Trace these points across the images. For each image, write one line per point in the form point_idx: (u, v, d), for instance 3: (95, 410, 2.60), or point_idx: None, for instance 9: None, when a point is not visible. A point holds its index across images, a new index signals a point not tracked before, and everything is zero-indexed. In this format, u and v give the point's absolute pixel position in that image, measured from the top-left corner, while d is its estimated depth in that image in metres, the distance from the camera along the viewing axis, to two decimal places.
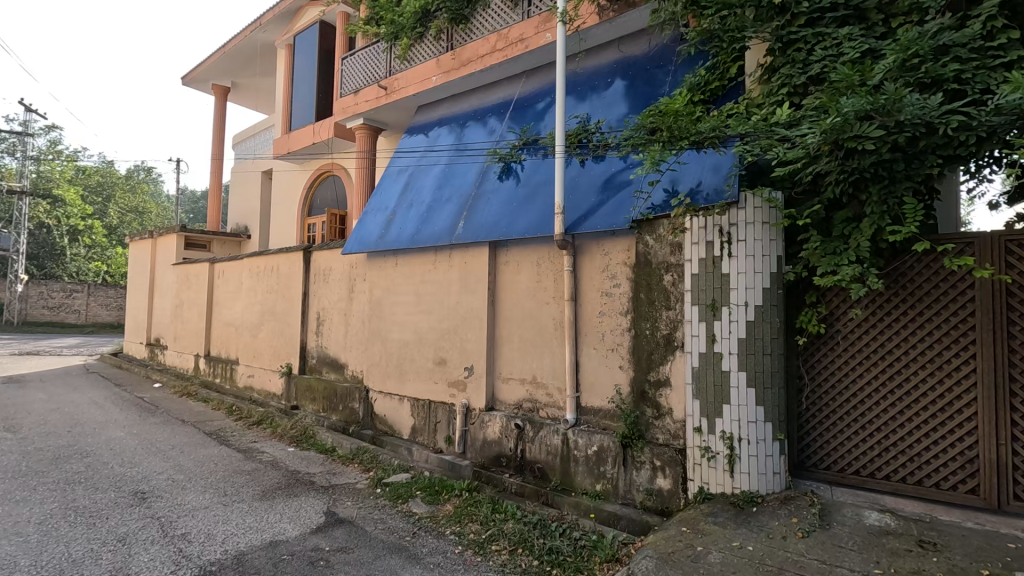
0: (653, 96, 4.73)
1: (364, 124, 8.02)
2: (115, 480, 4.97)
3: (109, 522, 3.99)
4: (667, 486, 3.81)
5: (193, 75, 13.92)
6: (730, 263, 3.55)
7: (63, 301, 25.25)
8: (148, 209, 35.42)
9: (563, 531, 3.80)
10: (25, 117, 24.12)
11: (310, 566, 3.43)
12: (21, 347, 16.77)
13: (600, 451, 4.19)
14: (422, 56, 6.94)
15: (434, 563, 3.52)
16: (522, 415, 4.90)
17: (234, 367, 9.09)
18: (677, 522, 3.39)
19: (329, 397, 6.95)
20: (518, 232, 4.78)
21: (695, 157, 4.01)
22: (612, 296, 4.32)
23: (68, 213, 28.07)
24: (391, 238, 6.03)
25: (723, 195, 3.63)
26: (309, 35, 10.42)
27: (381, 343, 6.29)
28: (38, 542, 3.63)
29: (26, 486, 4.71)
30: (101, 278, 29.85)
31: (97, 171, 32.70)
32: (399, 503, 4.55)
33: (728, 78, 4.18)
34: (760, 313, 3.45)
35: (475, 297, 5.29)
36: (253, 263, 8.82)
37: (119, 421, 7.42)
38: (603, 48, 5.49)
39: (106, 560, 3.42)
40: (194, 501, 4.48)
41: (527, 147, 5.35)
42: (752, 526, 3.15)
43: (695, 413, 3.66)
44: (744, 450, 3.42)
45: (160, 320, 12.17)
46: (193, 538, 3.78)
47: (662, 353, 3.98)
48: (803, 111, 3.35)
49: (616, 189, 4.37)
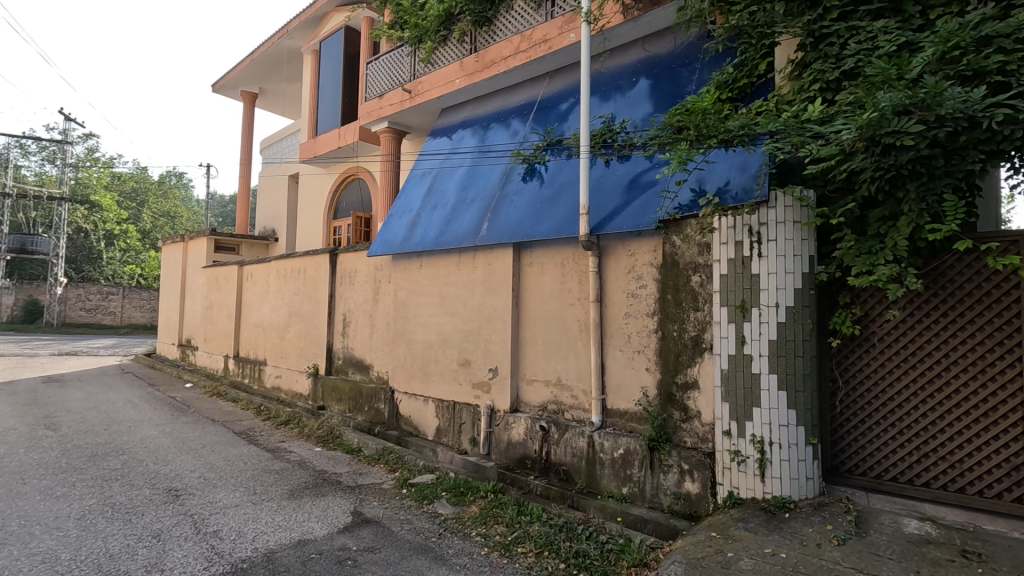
0: (679, 95, 4.67)
1: (389, 127, 8.08)
2: (149, 477, 5.10)
3: (144, 519, 4.10)
4: (695, 491, 3.75)
5: (222, 83, 14.24)
6: (760, 263, 3.49)
7: (100, 302, 26.07)
8: (179, 213, 36.38)
9: (589, 535, 3.77)
10: (64, 126, 25.00)
11: (338, 566, 3.46)
12: (61, 347, 17.57)
13: (627, 454, 4.15)
14: (446, 58, 6.97)
15: (460, 565, 3.52)
16: (547, 416, 4.88)
17: (262, 368, 9.26)
18: (707, 527, 3.32)
19: (355, 398, 7.03)
20: (542, 233, 4.76)
21: (722, 155, 3.94)
22: (638, 297, 4.28)
23: (105, 218, 29.04)
24: (415, 240, 6.08)
25: (753, 194, 3.56)
26: (334, 41, 10.58)
27: (406, 344, 6.34)
28: (78, 537, 3.75)
29: (66, 482, 4.86)
30: (136, 280, 30.72)
31: (132, 177, 33.73)
32: (425, 503, 4.57)
33: (757, 75, 4.10)
34: (791, 313, 3.37)
35: (499, 299, 5.29)
36: (280, 265, 8.97)
37: (152, 420, 7.61)
38: (627, 47, 5.45)
39: (142, 555, 3.50)
40: (225, 499, 4.58)
41: (551, 147, 5.35)
42: (785, 532, 3.07)
43: (725, 416, 3.60)
44: (776, 455, 3.35)
45: (191, 322, 12.45)
46: (225, 535, 3.85)
47: (689, 354, 3.91)
48: (837, 107, 3.25)
49: (641, 189, 4.33)
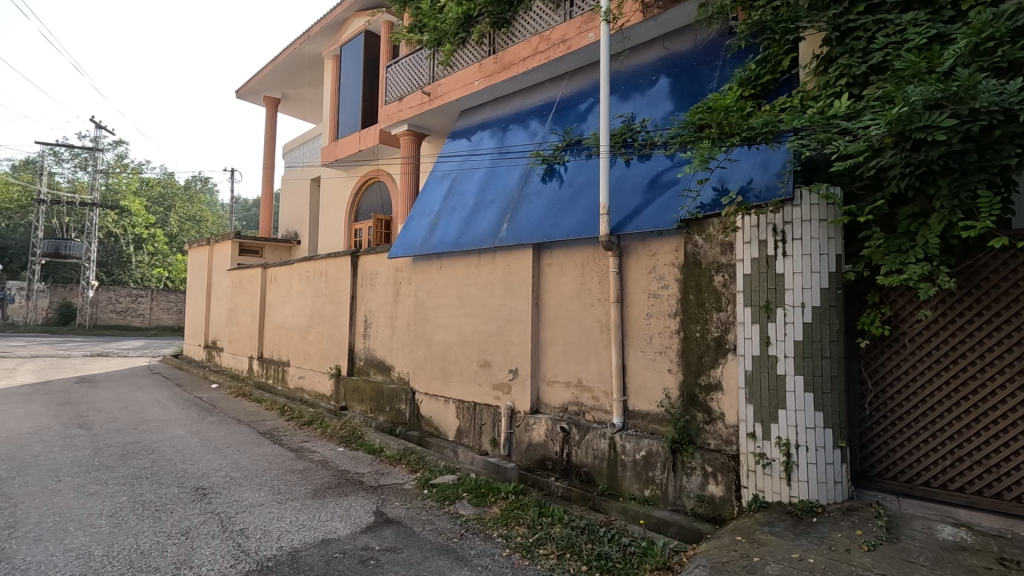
0: (700, 93, 4.62)
1: (409, 130, 8.14)
2: (177, 476, 5.21)
3: (173, 516, 4.19)
4: (718, 493, 3.70)
5: (245, 89, 14.51)
6: (785, 262, 3.43)
7: (129, 305, 26.74)
8: (205, 217, 37.17)
9: (611, 537, 3.74)
10: (95, 133, 25.71)
11: (361, 565, 3.49)
12: (93, 347, 18.48)
13: (649, 456, 4.11)
14: (465, 60, 7.01)
15: (482, 566, 3.52)
16: (568, 417, 4.86)
17: (285, 369, 9.40)
18: (731, 531, 3.27)
19: (377, 398, 7.09)
20: (562, 233, 4.75)
21: (746, 153, 3.88)
22: (660, 297, 4.24)
23: (134, 222, 29.85)
24: (434, 242, 6.11)
25: (777, 192, 3.51)
26: (355, 45, 10.70)
27: (426, 345, 6.37)
28: (110, 534, 3.84)
29: (98, 480, 4.99)
30: (163, 282, 31.45)
31: (160, 183, 34.57)
32: (446, 504, 4.59)
33: (780, 71, 4.03)
34: (817, 314, 3.30)
35: (519, 300, 5.29)
36: (303, 267, 9.09)
37: (179, 420, 7.78)
38: (647, 45, 5.41)
39: (171, 552, 3.58)
40: (250, 498, 4.65)
41: (570, 147, 5.33)
42: (812, 537, 3.01)
43: (749, 418, 3.55)
44: (802, 458, 3.28)
45: (216, 323, 12.71)
46: (251, 533, 3.91)
47: (713, 355, 3.86)
48: (865, 102, 3.17)
49: (661, 189, 4.29)
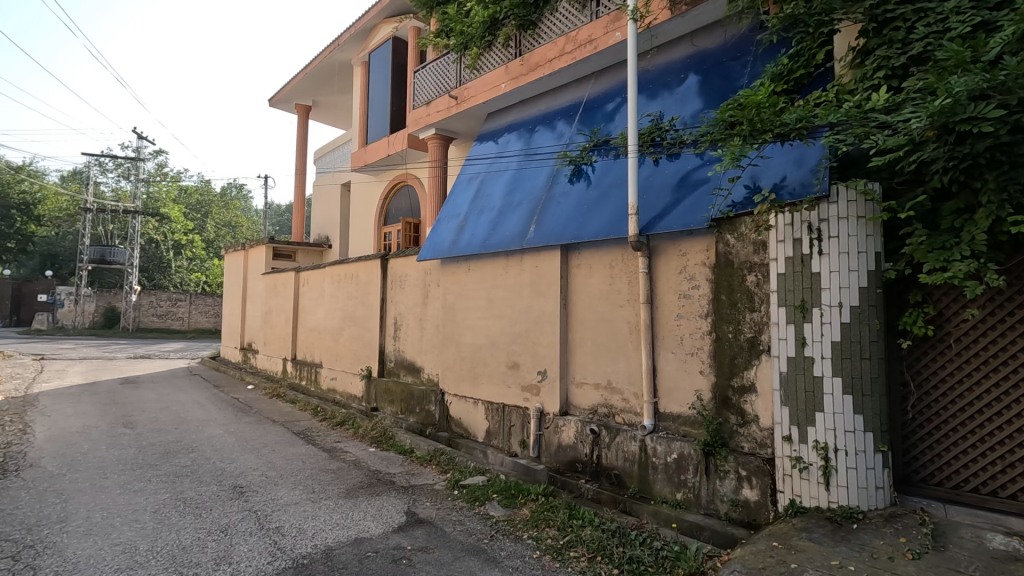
0: (730, 89, 4.54)
1: (437, 134, 8.23)
2: (216, 474, 5.37)
3: (213, 514, 4.32)
4: (754, 498, 3.62)
5: (278, 97, 14.89)
6: (821, 261, 3.33)
7: (169, 308, 27.68)
8: (240, 223, 38.21)
9: (643, 540, 3.70)
10: (137, 144, 26.71)
11: (393, 564, 3.53)
12: (137, 347, 20.22)
13: (680, 459, 4.05)
14: (492, 63, 7.04)
15: (512, 567, 3.53)
16: (598, 419, 4.82)
17: (318, 370, 9.59)
18: (767, 536, 3.20)
19: (407, 400, 7.17)
20: (590, 234, 4.72)
21: (779, 149, 3.79)
22: (690, 297, 4.18)
23: (173, 229, 30.91)
24: (462, 244, 6.15)
25: (812, 189, 3.42)
26: (383, 52, 10.87)
27: (455, 347, 6.42)
28: (154, 529, 3.98)
29: (142, 478, 5.19)
30: (201, 286, 32.47)
31: (197, 191, 35.75)
32: (476, 504, 4.62)
33: (814, 65, 3.92)
34: (856, 314, 3.20)
35: (547, 301, 5.28)
36: (334, 271, 9.27)
37: (217, 420, 8.02)
38: (675, 43, 5.35)
39: (211, 548, 3.69)
40: (286, 497, 4.76)
41: (598, 147, 5.30)
42: (853, 544, 2.91)
43: (784, 421, 3.47)
44: (841, 462, 3.19)
45: (252, 326, 13.05)
46: (287, 531, 4.01)
47: (746, 356, 3.78)
48: (904, 94, 3.06)
49: (692, 188, 4.23)
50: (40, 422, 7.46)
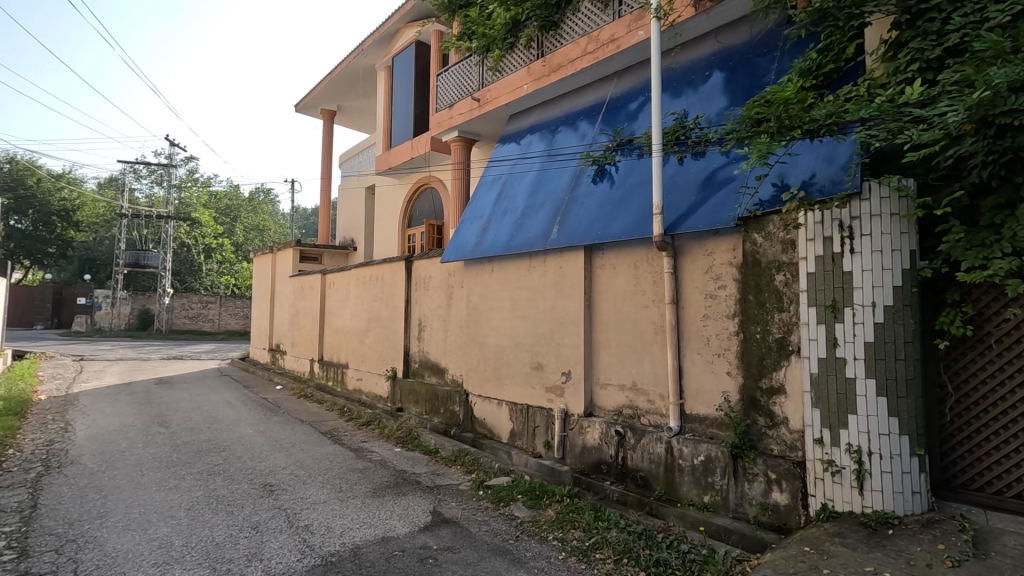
0: (756, 86, 4.47)
1: (459, 136, 8.28)
2: (247, 473, 5.50)
3: (244, 511, 4.42)
4: (784, 502, 3.56)
5: (304, 103, 15.16)
6: (852, 260, 3.26)
7: (200, 311, 28.39)
8: (267, 226, 39.01)
9: (670, 543, 3.67)
10: (169, 151, 27.49)
11: (419, 563, 3.56)
12: (170, 347, 21.41)
13: (707, 461, 3.99)
14: (514, 64, 7.06)
15: (538, 568, 3.54)
16: (623, 421, 4.79)
17: (345, 371, 9.73)
18: (798, 541, 3.13)
19: (431, 400, 7.23)
20: (614, 234, 4.70)
21: (807, 146, 3.73)
22: (717, 298, 4.12)
23: (203, 233, 31.73)
24: (486, 246, 6.18)
25: (842, 186, 3.34)
26: (406, 56, 10.99)
27: (479, 348, 6.45)
28: (188, 525, 4.10)
29: (177, 475, 5.34)
30: (231, 289, 33.24)
31: (226, 196, 36.65)
32: (501, 505, 4.63)
33: (844, 59, 3.83)
34: (890, 314, 3.12)
35: (571, 301, 5.27)
36: (360, 273, 9.39)
37: (247, 419, 8.20)
38: (699, 40, 5.28)
39: (243, 545, 3.77)
40: (314, 496, 4.85)
41: (621, 147, 5.27)
42: (888, 550, 2.84)
43: (815, 423, 3.39)
44: (876, 466, 3.11)
45: (280, 327, 13.30)
46: (316, 529, 4.07)
47: (775, 357, 3.72)
48: (940, 87, 2.98)
49: (717, 187, 4.18)
50: (80, 421, 7.72)
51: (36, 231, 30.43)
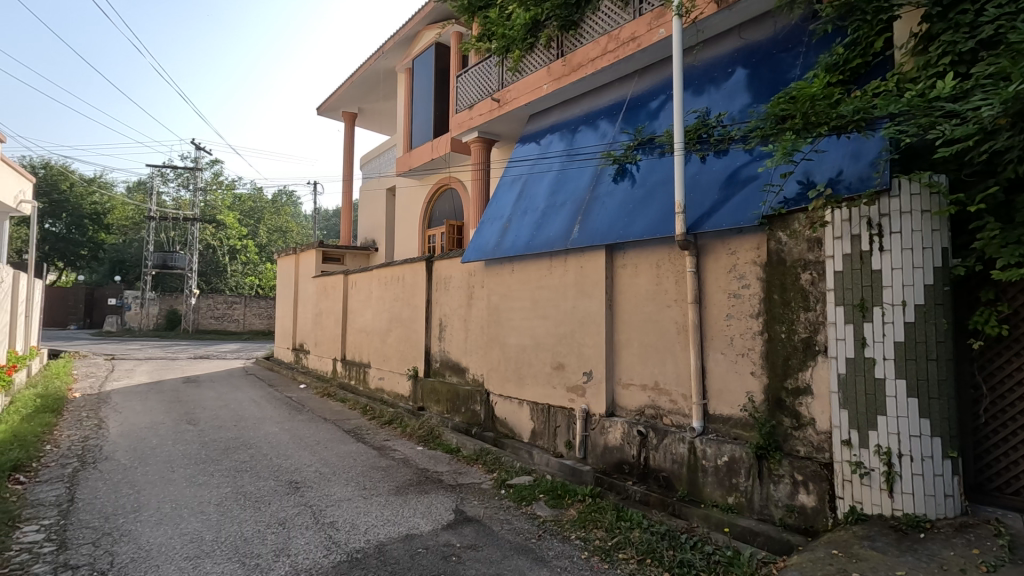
0: (781, 82, 4.41)
1: (480, 137, 8.32)
2: (274, 470, 5.61)
3: (271, 507, 4.51)
4: (810, 503, 3.51)
5: (326, 106, 15.38)
6: (882, 258, 3.21)
7: (226, 311, 28.95)
8: (290, 228, 39.68)
9: (694, 545, 3.64)
10: (195, 154, 28.11)
11: (443, 561, 3.59)
12: (197, 347, 21.68)
13: (732, 462, 3.95)
14: (534, 65, 7.07)
15: (561, 567, 3.55)
16: (645, 421, 4.77)
17: (367, 370, 9.85)
18: (825, 544, 3.09)
19: (452, 399, 7.28)
20: (635, 234, 4.68)
21: (834, 143, 3.67)
22: (741, 297, 4.08)
23: (228, 235, 32.41)
24: (506, 246, 6.21)
25: (871, 183, 3.28)
26: (426, 57, 11.06)
27: (500, 348, 6.47)
28: (218, 521, 4.19)
29: (206, 472, 5.46)
30: (255, 289, 33.91)
31: (250, 198, 37.41)
32: (524, 504, 4.64)
33: (873, 54, 3.75)
34: (921, 313, 3.06)
35: (592, 301, 5.26)
36: (381, 273, 9.49)
37: (272, 418, 8.35)
38: (722, 36, 5.22)
39: (271, 541, 3.85)
40: (339, 493, 4.92)
41: (642, 146, 5.24)
42: (920, 554, 2.78)
43: (843, 424, 3.34)
44: (906, 468, 3.05)
45: (303, 327, 13.50)
46: (340, 526, 4.14)
47: (801, 357, 3.67)
48: (974, 81, 2.90)
49: (741, 185, 4.14)
50: (113, 418, 7.96)
51: (69, 234, 31.67)
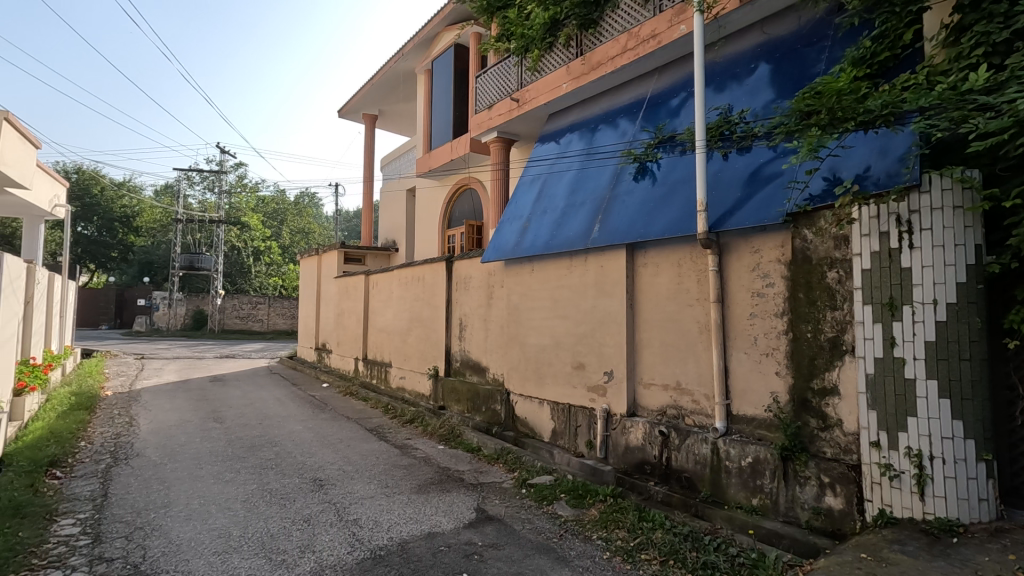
0: (805, 77, 4.33)
1: (499, 137, 8.34)
2: (298, 467, 5.70)
3: (296, 504, 4.59)
4: (837, 506, 3.44)
5: (346, 109, 15.58)
6: (912, 255, 3.13)
7: (251, 311, 29.45)
8: (312, 229, 40.25)
9: (718, 546, 3.60)
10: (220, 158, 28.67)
11: (465, 559, 3.61)
12: (222, 347, 21.80)
13: (756, 463, 3.90)
14: (553, 64, 7.06)
15: (583, 567, 3.54)
16: (666, 421, 4.73)
17: (388, 369, 9.94)
18: (853, 547, 3.04)
19: (473, 399, 7.30)
20: (656, 232, 4.65)
21: (861, 138, 3.59)
22: (765, 296, 4.02)
23: (252, 237, 33.03)
24: (526, 246, 6.21)
25: (900, 178, 3.20)
26: (445, 58, 11.13)
27: (520, 348, 6.48)
28: (245, 517, 4.28)
29: (232, 469, 5.58)
30: (278, 290, 34.50)
31: (274, 200, 38.05)
32: (545, 503, 4.64)
33: (902, 47, 3.66)
34: (953, 312, 2.98)
35: (612, 301, 5.23)
36: (402, 273, 9.57)
37: (296, 416, 8.48)
38: (744, 32, 5.15)
39: (296, 537, 3.91)
40: (361, 490, 4.98)
41: (663, 144, 5.20)
42: (953, 560, 2.71)
43: (872, 425, 3.27)
44: (938, 471, 2.97)
45: (326, 327, 13.68)
46: (364, 523, 4.19)
47: (827, 357, 3.60)
48: (1009, 72, 2.81)
49: (764, 182, 4.08)
50: (143, 416, 8.16)
51: (100, 236, 32.64)
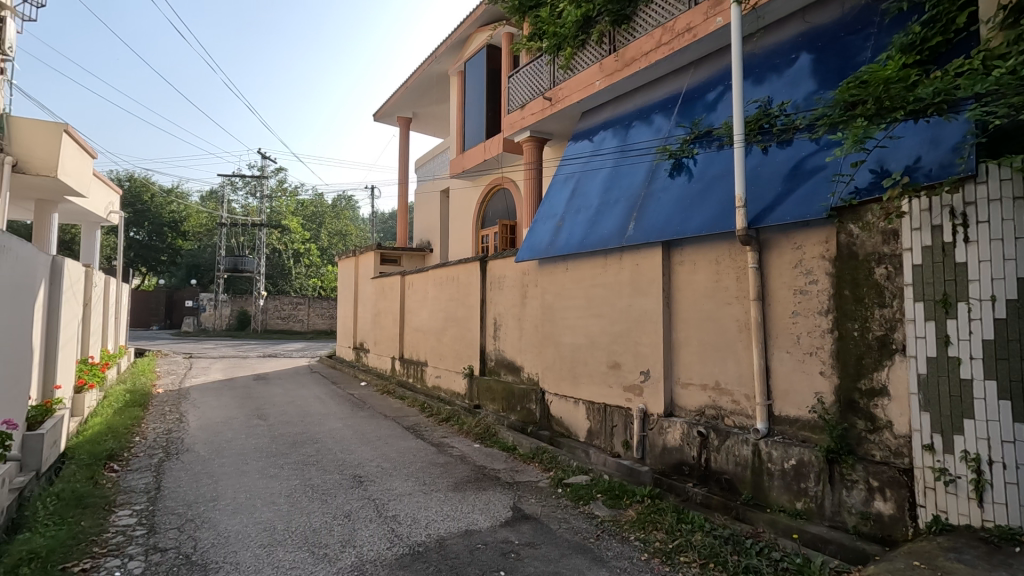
0: (849, 66, 4.17)
1: (531, 136, 8.34)
2: (338, 464, 5.84)
3: (337, 500, 4.70)
4: (888, 511, 3.31)
5: (381, 112, 15.87)
6: (967, 250, 2.99)
7: (292, 312, 30.25)
8: (349, 231, 41.13)
9: (760, 550, 3.51)
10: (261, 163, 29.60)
11: (502, 557, 3.64)
12: (264, 347, 22.34)
13: (800, 465, 3.79)
14: (586, 61, 7.01)
15: (620, 568, 3.51)
16: (705, 421, 4.64)
17: (424, 368, 10.07)
18: (906, 554, 2.92)
19: (508, 398, 7.33)
20: (693, 229, 4.57)
21: (911, 128, 3.44)
22: (808, 293, 3.89)
23: (292, 239, 33.99)
24: (559, 245, 6.19)
25: (954, 169, 3.05)
26: (477, 60, 11.19)
27: (554, 347, 6.46)
28: (288, 511, 4.41)
29: (276, 464, 5.76)
30: (317, 291, 35.38)
31: (312, 203, 39.05)
32: (581, 503, 4.62)
33: (954, 31, 3.49)
34: (1014, 308, 2.82)
35: (648, 299, 5.17)
36: (436, 274, 9.68)
37: (336, 414, 8.69)
38: (784, 21, 5.00)
39: (337, 532, 4.01)
40: (399, 487, 5.07)
41: (700, 140, 5.10)
42: (1015, 569, 2.57)
43: (925, 428, 3.14)
44: (998, 477, 2.82)
45: (364, 327, 13.95)
46: (402, 520, 4.26)
47: (876, 356, 3.47)
48: None
49: (806, 176, 3.96)
50: (192, 412, 8.52)
51: (150, 241, 34.20)
